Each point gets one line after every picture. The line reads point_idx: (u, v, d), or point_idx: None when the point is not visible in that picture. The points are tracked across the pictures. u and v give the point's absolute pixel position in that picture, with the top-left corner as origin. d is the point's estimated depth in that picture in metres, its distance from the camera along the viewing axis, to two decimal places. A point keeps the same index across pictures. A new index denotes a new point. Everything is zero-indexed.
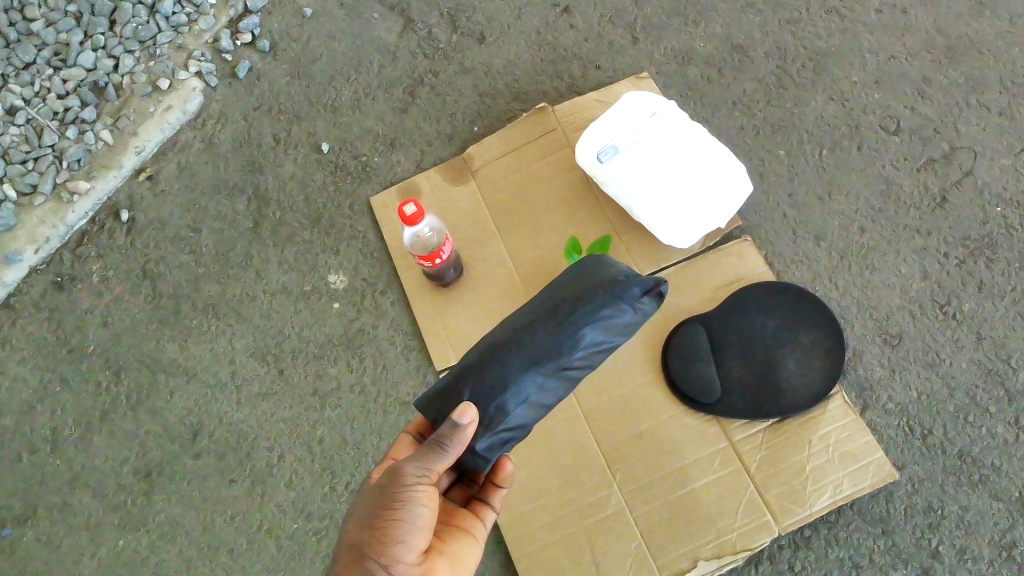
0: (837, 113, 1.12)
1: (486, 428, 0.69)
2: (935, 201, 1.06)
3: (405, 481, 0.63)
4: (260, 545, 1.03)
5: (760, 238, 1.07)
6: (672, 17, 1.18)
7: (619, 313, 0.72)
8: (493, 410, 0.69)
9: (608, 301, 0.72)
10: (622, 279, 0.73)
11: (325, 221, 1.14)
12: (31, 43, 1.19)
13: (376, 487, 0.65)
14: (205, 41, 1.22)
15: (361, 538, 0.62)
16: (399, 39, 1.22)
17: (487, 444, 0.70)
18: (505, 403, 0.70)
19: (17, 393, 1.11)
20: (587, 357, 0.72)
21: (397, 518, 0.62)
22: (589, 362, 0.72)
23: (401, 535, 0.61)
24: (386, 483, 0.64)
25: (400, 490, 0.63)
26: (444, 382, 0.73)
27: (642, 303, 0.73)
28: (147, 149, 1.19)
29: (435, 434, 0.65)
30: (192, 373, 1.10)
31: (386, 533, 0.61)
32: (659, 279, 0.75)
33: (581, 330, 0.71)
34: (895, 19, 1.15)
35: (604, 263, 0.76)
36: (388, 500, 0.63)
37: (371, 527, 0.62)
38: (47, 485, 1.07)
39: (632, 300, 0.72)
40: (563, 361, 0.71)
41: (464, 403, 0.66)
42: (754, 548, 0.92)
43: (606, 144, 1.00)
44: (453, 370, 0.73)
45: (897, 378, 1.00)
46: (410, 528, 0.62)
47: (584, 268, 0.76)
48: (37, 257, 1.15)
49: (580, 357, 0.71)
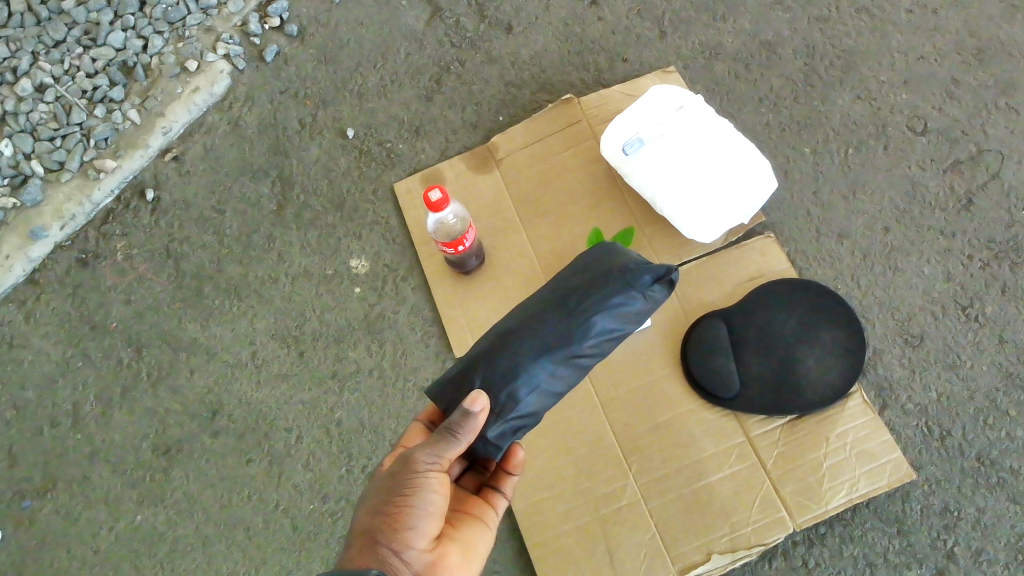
0: (864, 112, 1.11)
1: (498, 415, 0.70)
2: (961, 203, 1.06)
3: (416, 468, 0.64)
4: (277, 525, 1.04)
5: (782, 235, 1.07)
6: (701, 13, 1.18)
7: (631, 300, 0.73)
8: (504, 397, 0.70)
9: (619, 289, 0.73)
10: (633, 267, 0.75)
11: (348, 206, 1.15)
12: (61, 22, 1.21)
13: (387, 474, 0.66)
14: (234, 24, 1.23)
15: (373, 525, 0.63)
16: (427, 27, 1.22)
17: (498, 431, 0.70)
18: (517, 390, 0.70)
19: (39, 366, 1.12)
20: (598, 345, 0.73)
21: (409, 504, 0.62)
22: (599, 350, 0.73)
23: (413, 522, 0.62)
24: (397, 470, 0.64)
25: (411, 477, 0.63)
26: (456, 370, 0.74)
27: (653, 291, 0.74)
28: (173, 130, 1.20)
29: (446, 421, 0.66)
30: (212, 353, 1.11)
31: (398, 519, 0.62)
32: (670, 266, 0.76)
33: (592, 318, 0.72)
34: (926, 20, 1.15)
35: (620, 254, 0.78)
36: (399, 488, 0.63)
37: (383, 513, 0.63)
38: (67, 459, 1.09)
39: (643, 288, 0.74)
40: (573, 349, 0.72)
41: (474, 391, 0.66)
42: (768, 544, 0.92)
43: (632, 137, 1.00)
44: (464, 358, 0.74)
45: (918, 379, 1.00)
46: (421, 514, 0.62)
47: (606, 257, 0.77)
48: (62, 233, 1.16)
49: (590, 345, 0.72)
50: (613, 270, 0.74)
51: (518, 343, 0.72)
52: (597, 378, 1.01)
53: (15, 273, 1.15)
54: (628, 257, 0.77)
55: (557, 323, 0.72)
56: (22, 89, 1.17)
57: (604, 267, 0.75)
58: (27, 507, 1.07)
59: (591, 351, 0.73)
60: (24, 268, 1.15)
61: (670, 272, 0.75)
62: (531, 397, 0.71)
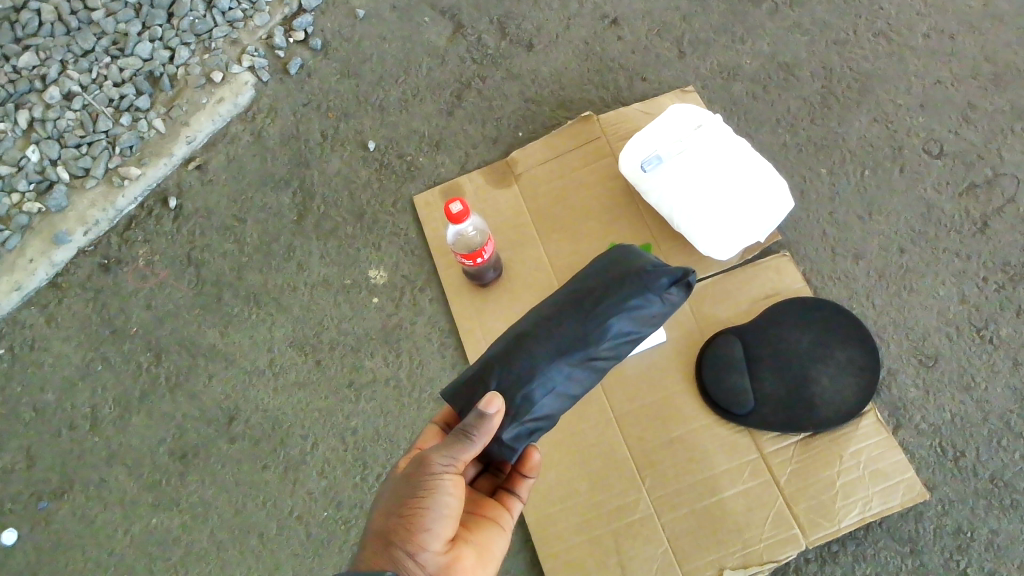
0: (880, 134, 1.13)
1: (513, 418, 0.70)
2: (976, 225, 1.07)
3: (431, 469, 0.64)
4: (291, 531, 1.05)
5: (798, 254, 1.08)
6: (719, 35, 1.20)
7: (647, 303, 0.74)
8: (519, 400, 0.70)
9: (635, 291, 0.74)
10: (650, 269, 0.76)
11: (368, 217, 1.16)
12: (90, 32, 1.23)
13: (402, 476, 0.66)
14: (260, 37, 1.26)
15: (388, 526, 0.63)
16: (449, 43, 1.24)
17: (513, 434, 0.71)
18: (532, 393, 0.71)
19: (60, 369, 1.13)
20: (614, 348, 0.74)
21: (424, 506, 0.62)
22: (615, 352, 0.74)
23: (428, 523, 0.62)
24: (413, 471, 0.65)
25: (428, 478, 0.64)
26: (471, 372, 0.74)
27: (669, 293, 0.75)
28: (197, 139, 1.22)
29: (461, 424, 0.67)
30: (230, 359, 1.12)
31: (413, 521, 0.62)
32: (688, 270, 0.77)
33: (609, 320, 0.73)
34: (942, 45, 1.16)
35: (636, 257, 0.79)
36: (414, 489, 0.64)
37: (398, 515, 0.63)
38: (84, 461, 1.10)
39: (659, 291, 0.75)
40: (590, 351, 0.73)
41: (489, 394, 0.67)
42: (780, 560, 0.92)
43: (651, 154, 1.02)
44: (479, 362, 0.75)
45: (931, 400, 1.00)
46: (436, 516, 0.63)
47: (620, 262, 0.78)
48: (86, 238, 1.18)
49: (608, 347, 0.73)
50: (631, 277, 0.75)
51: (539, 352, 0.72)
52: (613, 390, 1.02)
53: (39, 276, 1.16)
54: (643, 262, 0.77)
55: (572, 328, 0.73)
56: (50, 97, 1.20)
57: (622, 271, 0.76)
58: (44, 507, 1.08)
59: (605, 355, 0.74)
60: (47, 272, 1.17)
61: (684, 277, 0.76)
62: (547, 398, 0.71)
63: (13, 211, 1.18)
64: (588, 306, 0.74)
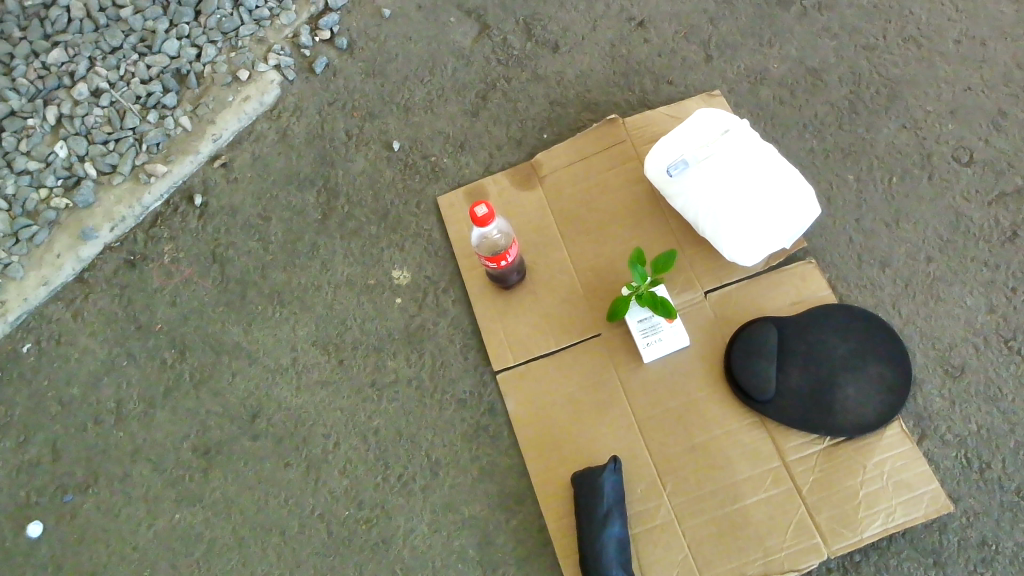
0: (909, 140, 1.12)
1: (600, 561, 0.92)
2: (1005, 235, 1.06)
3: None
4: (312, 529, 1.05)
5: (825, 261, 1.07)
6: (747, 38, 1.19)
7: (610, 490, 0.95)
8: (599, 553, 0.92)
9: (606, 513, 0.94)
10: (603, 501, 0.94)
11: (392, 217, 1.17)
12: (119, 29, 1.24)
13: None
14: (286, 36, 1.26)
15: None
16: (475, 44, 1.24)
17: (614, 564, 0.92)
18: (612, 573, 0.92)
19: (85, 363, 1.14)
20: (612, 494, 0.95)
21: None
22: (612, 496, 0.95)
23: None
24: None
25: None
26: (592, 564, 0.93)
27: (605, 478, 0.95)
28: (223, 137, 1.22)
29: None
30: (254, 357, 1.13)
31: None
32: (611, 459, 0.97)
33: (608, 535, 0.93)
34: (974, 50, 1.16)
35: (595, 495, 0.95)
36: None
37: None
38: (109, 455, 1.11)
39: (611, 471, 0.96)
40: (599, 520, 0.94)
41: None
42: (801, 570, 0.93)
43: (689, 152, 0.99)
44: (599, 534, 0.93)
45: (957, 410, 1.00)
46: None
47: (591, 497, 0.95)
48: (112, 235, 1.19)
49: (612, 504, 0.94)
50: (599, 503, 0.94)
51: (585, 562, 0.93)
52: (635, 395, 1.02)
53: (65, 272, 1.17)
54: (580, 487, 0.96)
55: None
56: (78, 93, 1.21)
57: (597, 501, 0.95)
58: (69, 501, 1.09)
59: (618, 518, 0.94)
60: (73, 268, 1.18)
61: (600, 473, 0.95)
62: None
63: (41, 206, 1.19)
64: (586, 543, 0.94)
